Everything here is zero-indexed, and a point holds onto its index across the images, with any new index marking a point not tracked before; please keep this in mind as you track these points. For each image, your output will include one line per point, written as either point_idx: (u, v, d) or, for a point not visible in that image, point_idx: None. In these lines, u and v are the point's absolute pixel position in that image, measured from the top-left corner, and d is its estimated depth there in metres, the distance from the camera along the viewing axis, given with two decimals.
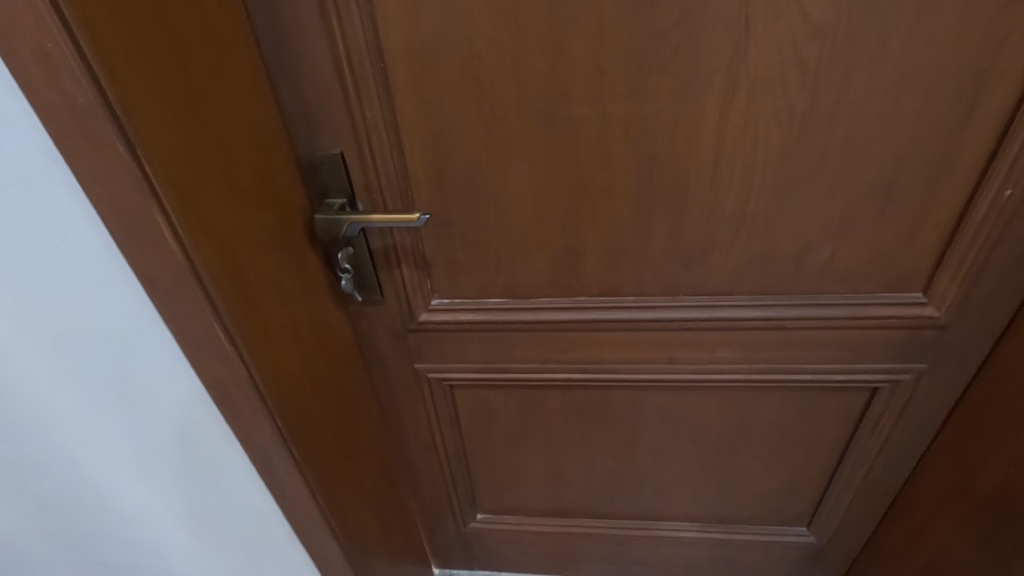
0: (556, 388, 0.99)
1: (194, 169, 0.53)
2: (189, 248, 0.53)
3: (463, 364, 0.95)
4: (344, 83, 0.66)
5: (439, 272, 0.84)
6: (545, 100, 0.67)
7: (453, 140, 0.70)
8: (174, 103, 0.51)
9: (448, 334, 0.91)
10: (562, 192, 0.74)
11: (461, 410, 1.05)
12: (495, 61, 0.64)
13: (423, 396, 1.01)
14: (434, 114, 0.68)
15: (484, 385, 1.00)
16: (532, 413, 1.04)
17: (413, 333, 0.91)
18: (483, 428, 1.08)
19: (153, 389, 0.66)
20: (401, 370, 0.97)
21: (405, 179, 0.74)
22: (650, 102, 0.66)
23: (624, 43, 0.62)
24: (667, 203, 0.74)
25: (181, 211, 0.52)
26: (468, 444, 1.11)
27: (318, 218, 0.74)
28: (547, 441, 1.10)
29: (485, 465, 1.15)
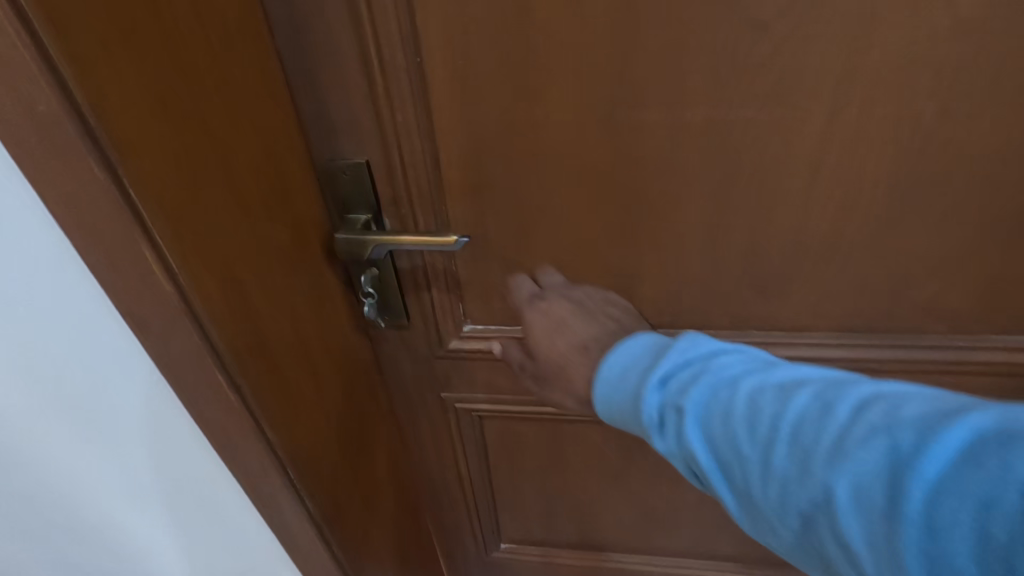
0: (597, 421, 0.89)
1: (190, 187, 0.44)
2: (182, 282, 0.44)
3: (495, 393, 0.86)
4: (372, 82, 0.55)
5: (472, 296, 0.74)
6: (610, 104, 0.56)
7: (497, 148, 0.60)
8: (163, 108, 0.41)
9: (480, 363, 0.82)
10: (623, 209, 0.63)
11: (489, 441, 0.96)
12: (554, 58, 0.54)
13: (449, 425, 0.91)
14: (477, 117, 0.58)
15: (517, 417, 0.90)
16: (567, 445, 0.94)
17: (441, 360, 0.82)
18: (512, 459, 0.98)
19: (138, 427, 0.58)
20: (425, 398, 0.87)
21: (440, 191, 0.63)
22: (739, 108, 0.55)
23: (716, 37, 0.51)
24: (746, 225, 0.63)
25: (174, 239, 0.42)
26: (495, 475, 1.02)
27: (340, 239, 0.64)
28: (583, 475, 0.99)
29: (512, 496, 1.05)
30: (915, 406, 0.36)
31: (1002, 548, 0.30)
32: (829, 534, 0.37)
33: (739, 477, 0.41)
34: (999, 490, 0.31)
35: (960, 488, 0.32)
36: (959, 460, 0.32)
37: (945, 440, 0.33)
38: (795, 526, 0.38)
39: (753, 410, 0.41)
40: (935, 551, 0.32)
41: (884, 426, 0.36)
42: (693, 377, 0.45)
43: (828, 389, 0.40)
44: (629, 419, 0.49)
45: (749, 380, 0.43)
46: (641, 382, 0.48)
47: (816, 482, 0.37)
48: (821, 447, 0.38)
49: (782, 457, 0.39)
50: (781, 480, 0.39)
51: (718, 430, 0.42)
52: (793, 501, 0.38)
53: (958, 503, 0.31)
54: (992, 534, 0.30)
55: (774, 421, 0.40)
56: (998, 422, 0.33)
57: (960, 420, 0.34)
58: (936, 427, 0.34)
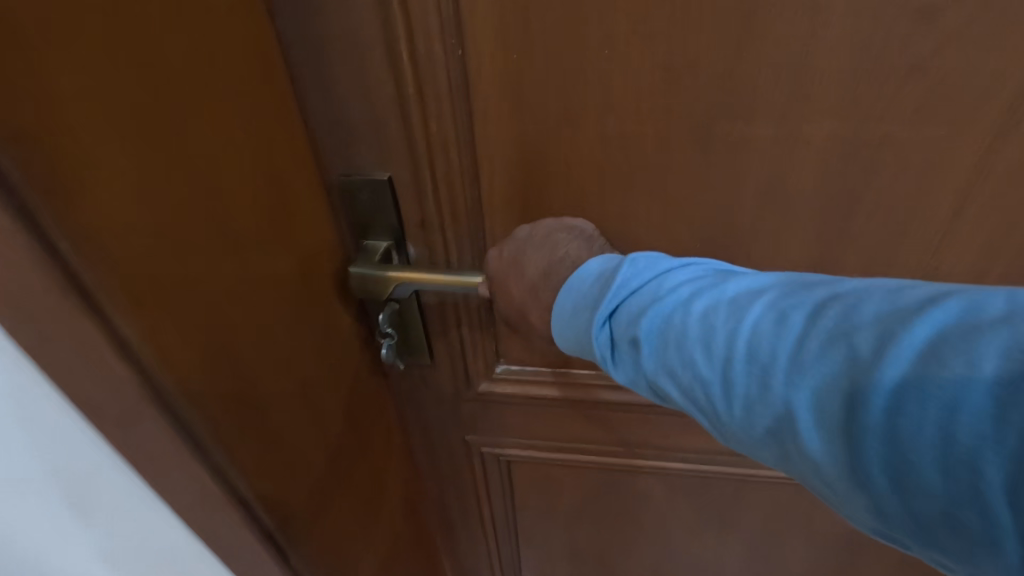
0: (643, 469, 0.78)
1: (154, 230, 0.32)
2: (142, 358, 0.32)
3: (527, 438, 0.75)
4: (401, 80, 0.43)
5: (510, 335, 0.62)
6: (706, 114, 0.43)
7: (555, 164, 0.48)
8: (112, 122, 0.29)
9: (513, 407, 0.70)
10: (706, 239, 0.51)
11: (517, 485, 0.84)
12: (642, 50, 0.41)
13: (472, 469, 0.80)
14: (533, 125, 0.45)
15: (550, 463, 0.79)
16: (605, 492, 0.83)
17: (467, 402, 0.70)
18: (540, 504, 0.87)
19: (118, 527, 0.46)
20: (447, 441, 0.76)
21: (479, 214, 0.51)
22: (874, 122, 0.42)
23: (865, 26, 0.38)
24: (858, 263, 0.51)
25: (129, 305, 0.31)
26: (520, 520, 0.90)
27: (356, 272, 0.52)
28: (620, 526, 0.88)
29: (537, 544, 0.94)
30: (873, 304, 0.34)
31: (962, 444, 0.28)
32: (797, 449, 0.35)
33: (701, 399, 0.39)
34: (963, 389, 0.28)
35: (921, 391, 0.30)
36: (921, 361, 0.30)
37: (906, 339, 0.31)
38: (763, 444, 0.37)
39: (709, 329, 0.38)
40: (900, 457, 0.30)
41: (846, 332, 0.33)
42: (643, 306, 0.42)
43: (785, 297, 0.37)
44: (582, 350, 0.46)
45: (701, 298, 0.40)
46: (588, 312, 0.44)
47: (774, 398, 0.35)
48: (779, 360, 0.35)
49: (742, 375, 0.36)
50: (743, 399, 0.36)
51: (670, 354, 0.40)
52: (758, 420, 0.36)
53: (919, 405, 0.30)
54: (957, 437, 0.28)
55: (730, 340, 0.37)
56: (958, 313, 0.31)
57: (911, 317, 0.32)
58: (895, 327, 0.32)
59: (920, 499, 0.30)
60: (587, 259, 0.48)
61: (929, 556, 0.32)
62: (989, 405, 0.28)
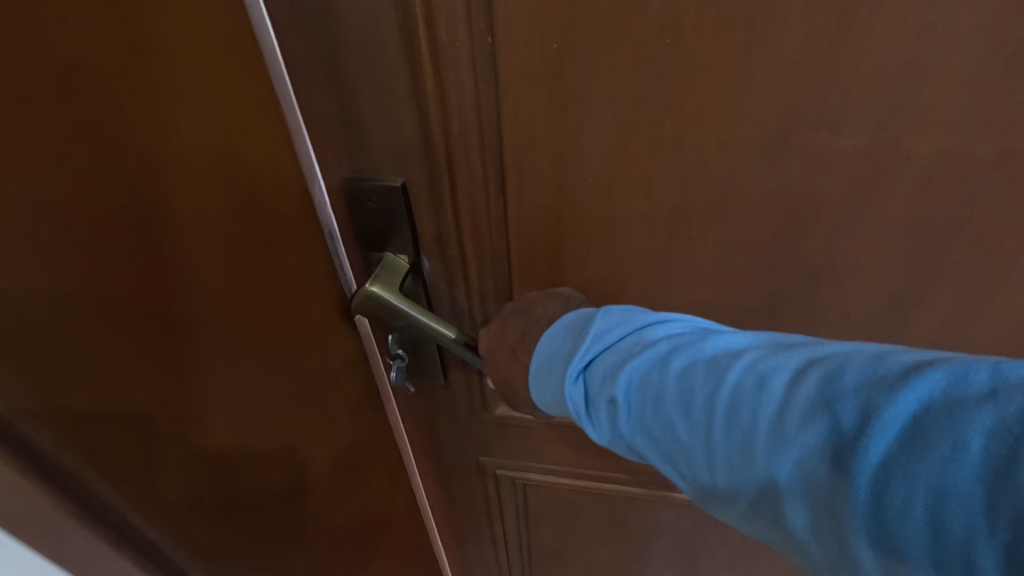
0: (672, 502, 0.71)
1: (74, 291, 0.27)
2: (50, 461, 0.27)
3: (545, 463, 0.69)
4: (415, 73, 0.36)
5: None
6: (785, 118, 0.36)
7: (595, 174, 0.40)
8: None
9: (532, 431, 0.64)
10: (767, 261, 0.44)
11: (531, 507, 0.79)
12: (710, 42, 0.33)
13: (482, 488, 0.75)
14: (571, 130, 0.38)
15: (569, 489, 0.73)
16: (626, 519, 0.77)
17: (482, 425, 0.64)
18: (555, 526, 0.81)
19: None
20: (459, 461, 0.71)
21: (502, 228, 0.45)
22: (997, 134, 0.34)
23: (1008, 15, 0.30)
24: (948, 296, 0.43)
25: (28, 392, 0.26)
26: (534, 540, 0.85)
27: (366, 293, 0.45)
28: (642, 554, 0.82)
29: (551, 563, 0.89)
30: (854, 371, 0.29)
31: (957, 551, 0.23)
32: (781, 534, 0.31)
33: (680, 467, 0.35)
34: (954, 486, 0.24)
35: (906, 483, 0.25)
36: (904, 446, 0.26)
37: (892, 417, 0.26)
38: (747, 524, 0.33)
39: (684, 390, 0.35)
40: (894, 556, 0.25)
41: (827, 403, 0.29)
42: (616, 361, 0.39)
43: (765, 358, 0.33)
44: (557, 407, 0.43)
45: (678, 355, 0.37)
46: (562, 367, 0.41)
47: (754, 470, 0.30)
48: (759, 430, 0.31)
49: (718, 446, 0.32)
50: (721, 472, 0.33)
51: (648, 415, 0.36)
52: (739, 496, 0.32)
53: (904, 500, 0.25)
54: (964, 540, 0.23)
55: (708, 402, 0.33)
56: (948, 386, 0.26)
57: (905, 386, 0.27)
58: (878, 401, 0.27)
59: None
60: (562, 315, 0.45)
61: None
62: (994, 503, 0.23)
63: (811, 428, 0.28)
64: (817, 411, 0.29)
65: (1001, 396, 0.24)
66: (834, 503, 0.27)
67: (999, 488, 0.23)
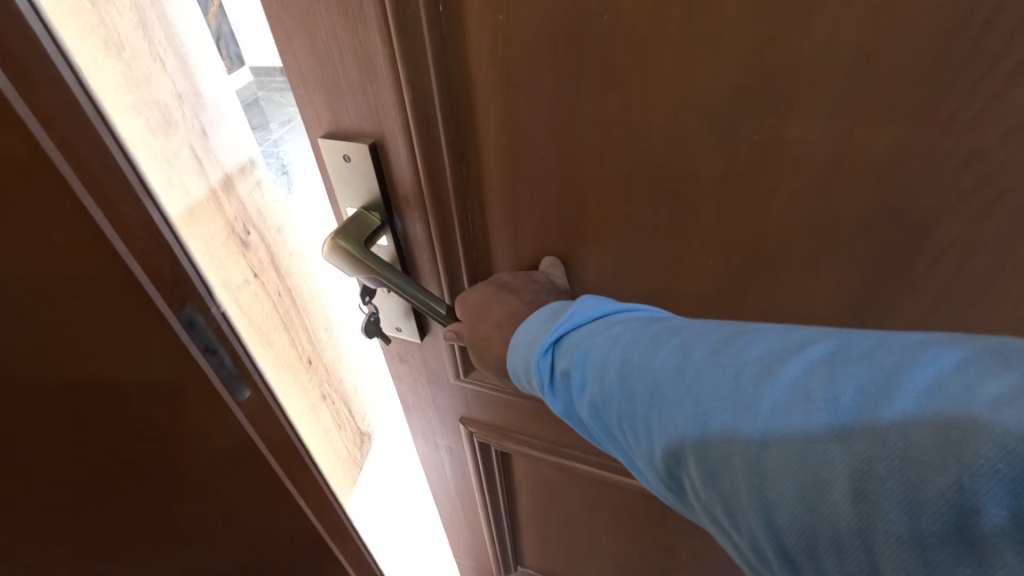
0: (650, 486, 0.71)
1: None
2: None
3: (519, 429, 0.71)
4: (371, 39, 0.38)
5: None
6: (734, 100, 0.35)
7: (555, 151, 0.41)
8: None
9: (502, 399, 0.66)
10: (732, 249, 0.43)
11: (513, 470, 0.82)
12: (658, 28, 0.34)
13: (467, 453, 0.78)
14: (530, 105, 0.39)
15: (544, 459, 0.75)
16: (606, 498, 0.78)
17: (460, 387, 0.67)
18: (540, 495, 0.84)
19: None
20: (443, 419, 0.74)
21: (465, 194, 0.47)
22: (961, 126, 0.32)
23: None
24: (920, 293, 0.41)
25: None
26: (519, 502, 0.89)
27: (331, 244, 0.48)
28: (622, 532, 0.83)
29: (536, 525, 0.93)
30: (765, 342, 0.31)
31: (827, 492, 0.25)
32: (694, 496, 0.32)
33: (620, 435, 0.36)
34: (831, 438, 0.26)
35: (792, 433, 0.27)
36: (792, 405, 0.27)
37: (786, 380, 0.28)
38: (670, 487, 0.34)
39: (623, 363, 0.36)
40: (776, 506, 0.27)
41: (736, 371, 0.30)
42: (577, 338, 0.40)
43: (696, 332, 0.35)
44: (528, 381, 0.43)
45: (626, 330, 0.38)
46: (530, 343, 0.42)
47: (672, 432, 0.32)
48: (678, 395, 0.32)
49: (647, 412, 0.34)
50: (649, 440, 0.34)
51: (593, 386, 0.37)
52: (660, 458, 0.33)
53: (788, 451, 0.27)
54: (831, 485, 0.25)
55: (641, 372, 0.35)
56: (836, 353, 0.28)
57: (802, 355, 0.29)
58: (779, 368, 0.29)
59: (800, 555, 0.27)
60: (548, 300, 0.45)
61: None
62: (854, 449, 0.25)
63: (720, 389, 0.30)
64: (727, 373, 0.31)
65: (878, 354, 0.26)
66: (732, 458, 0.29)
67: (860, 432, 0.25)
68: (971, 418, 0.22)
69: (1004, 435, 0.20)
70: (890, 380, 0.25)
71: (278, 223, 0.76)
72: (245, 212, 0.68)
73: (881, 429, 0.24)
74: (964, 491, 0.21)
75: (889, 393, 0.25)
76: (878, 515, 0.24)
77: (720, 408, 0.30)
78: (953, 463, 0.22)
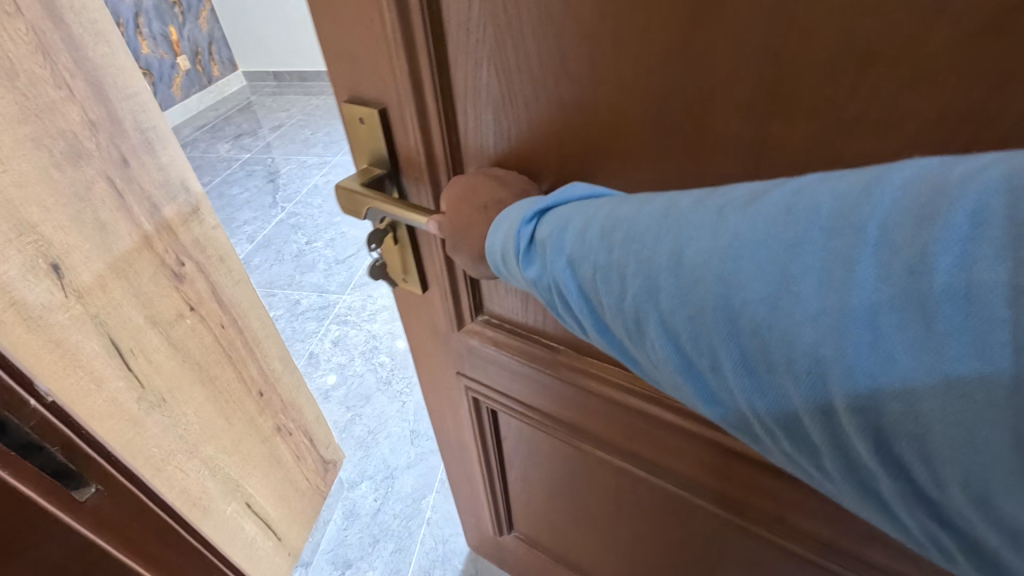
0: (661, 489, 0.62)
1: None
2: None
3: (510, 401, 0.67)
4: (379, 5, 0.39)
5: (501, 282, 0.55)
6: None
7: (531, 112, 0.36)
8: None
9: (493, 366, 0.63)
10: None
11: (508, 452, 0.78)
12: None
13: (468, 423, 0.76)
14: (498, 56, 0.34)
15: (538, 439, 0.71)
16: (608, 501, 0.71)
17: (459, 346, 0.65)
18: (541, 482, 0.78)
19: None
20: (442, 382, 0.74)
21: (451, 166, 0.43)
22: None
23: None
24: None
25: None
26: (515, 494, 0.85)
27: (337, 187, 0.44)
28: (616, 542, 0.77)
29: (527, 521, 0.88)
30: (755, 183, 0.26)
31: (802, 298, 0.21)
32: (681, 356, 0.26)
33: (593, 304, 0.30)
34: (848, 252, 0.20)
35: (768, 243, 0.23)
36: (793, 223, 0.22)
37: (786, 202, 0.23)
38: (643, 351, 0.28)
39: (594, 224, 0.29)
40: (775, 341, 0.22)
41: (718, 203, 0.25)
42: (565, 214, 0.31)
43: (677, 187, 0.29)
44: (507, 267, 0.35)
45: (606, 198, 0.31)
46: (511, 220, 0.34)
47: (648, 281, 0.26)
48: (650, 243, 0.26)
49: (621, 266, 0.27)
50: (618, 296, 0.28)
51: (566, 251, 0.30)
52: (626, 317, 0.28)
53: (759, 268, 0.23)
54: (851, 305, 0.20)
55: (618, 231, 0.28)
56: (882, 171, 0.21)
57: (802, 182, 0.23)
58: (779, 193, 0.23)
59: (782, 380, 0.23)
60: None
61: (844, 485, 0.24)
62: (877, 259, 0.20)
63: (697, 224, 0.25)
64: (699, 212, 0.26)
65: (909, 163, 0.21)
66: (697, 287, 0.24)
67: (847, 225, 0.21)
68: (943, 181, 0.19)
69: (979, 189, 0.18)
70: (928, 181, 0.20)
71: (220, 252, 0.71)
72: (177, 243, 0.63)
73: (915, 232, 0.19)
74: (931, 257, 0.19)
75: (938, 192, 0.19)
76: (871, 309, 0.20)
77: (692, 240, 0.25)
78: (926, 227, 0.19)
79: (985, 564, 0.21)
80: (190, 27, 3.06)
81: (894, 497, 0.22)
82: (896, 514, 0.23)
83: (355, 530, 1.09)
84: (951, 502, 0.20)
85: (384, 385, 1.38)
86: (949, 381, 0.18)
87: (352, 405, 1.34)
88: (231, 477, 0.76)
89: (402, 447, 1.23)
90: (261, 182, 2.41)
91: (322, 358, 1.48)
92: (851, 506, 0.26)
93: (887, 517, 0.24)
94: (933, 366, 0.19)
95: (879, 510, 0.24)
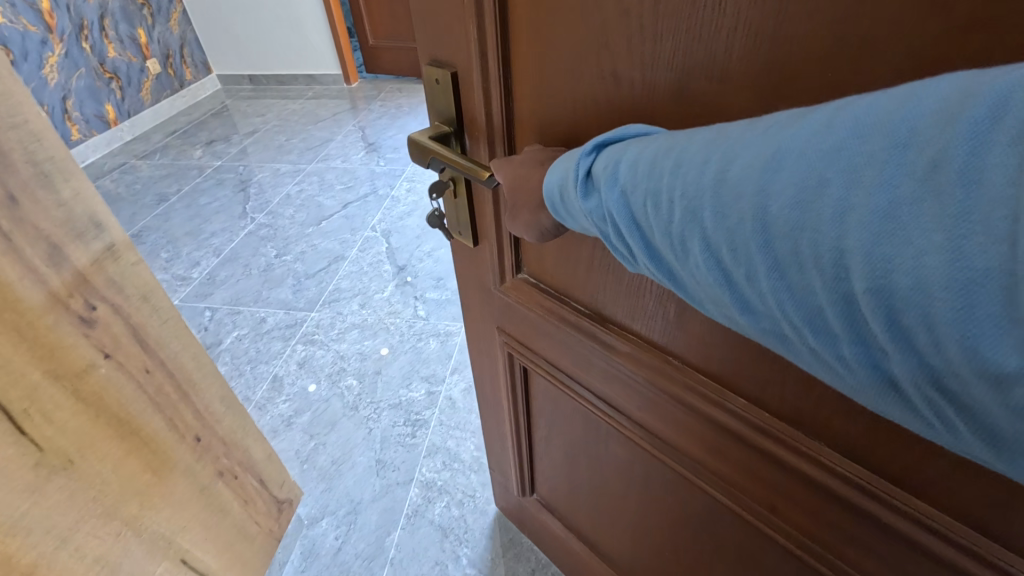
0: (661, 465, 0.60)
1: None
2: None
3: (537, 357, 0.67)
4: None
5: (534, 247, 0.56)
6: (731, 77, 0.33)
7: (578, 80, 0.39)
8: None
9: (526, 321, 0.63)
10: None
11: (536, 413, 0.78)
12: None
13: (503, 377, 0.77)
14: (554, 25, 0.38)
15: (564, 401, 0.70)
16: (620, 475, 0.69)
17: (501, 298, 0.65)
18: (561, 446, 0.77)
19: None
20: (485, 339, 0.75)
21: (513, 130, 0.47)
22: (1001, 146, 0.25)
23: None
24: None
25: None
26: (540, 457, 0.85)
27: (411, 138, 0.51)
28: (624, 523, 0.75)
29: (550, 488, 0.88)
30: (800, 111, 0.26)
31: (833, 202, 0.22)
32: (722, 272, 0.26)
33: (638, 229, 0.30)
34: (878, 155, 0.20)
35: (807, 156, 0.23)
36: (831, 134, 0.22)
37: (830, 115, 0.23)
38: (686, 268, 0.29)
39: (645, 152, 0.30)
40: (808, 247, 0.22)
41: (767, 124, 0.25)
42: (621, 148, 0.31)
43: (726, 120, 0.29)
44: (564, 202, 0.36)
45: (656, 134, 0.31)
46: (572, 157, 0.35)
47: (691, 197, 0.26)
48: (696, 164, 0.27)
49: (666, 188, 0.28)
50: (662, 215, 0.28)
51: (618, 178, 0.30)
52: (670, 235, 0.28)
53: (796, 179, 0.23)
54: (877, 203, 0.20)
55: (666, 156, 0.28)
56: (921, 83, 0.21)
57: (850, 99, 0.23)
58: (825, 110, 0.23)
59: (810, 280, 0.23)
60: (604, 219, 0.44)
61: (868, 382, 0.23)
62: (905, 158, 0.20)
63: (743, 145, 0.25)
64: (746, 134, 0.25)
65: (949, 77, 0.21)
66: (738, 200, 0.25)
67: (882, 130, 0.21)
68: (974, 87, 0.19)
69: (1007, 84, 0.18)
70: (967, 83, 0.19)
71: (143, 289, 0.64)
72: (85, 286, 0.57)
73: (943, 131, 0.19)
74: (950, 150, 0.19)
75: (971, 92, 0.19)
76: (888, 205, 0.20)
77: (738, 157, 0.25)
78: (949, 126, 0.19)
79: (993, 442, 0.20)
80: (161, 30, 2.96)
81: (907, 381, 0.22)
82: (912, 405, 0.23)
83: (314, 571, 1.02)
84: (956, 376, 0.20)
85: (350, 411, 1.31)
86: (958, 260, 0.19)
87: (315, 433, 1.27)
88: (161, 534, 0.69)
89: (367, 479, 1.17)
90: (231, 191, 2.32)
91: (286, 382, 1.41)
92: (874, 409, 0.25)
93: (906, 412, 0.23)
94: (943, 244, 0.19)
95: (897, 404, 0.23)
